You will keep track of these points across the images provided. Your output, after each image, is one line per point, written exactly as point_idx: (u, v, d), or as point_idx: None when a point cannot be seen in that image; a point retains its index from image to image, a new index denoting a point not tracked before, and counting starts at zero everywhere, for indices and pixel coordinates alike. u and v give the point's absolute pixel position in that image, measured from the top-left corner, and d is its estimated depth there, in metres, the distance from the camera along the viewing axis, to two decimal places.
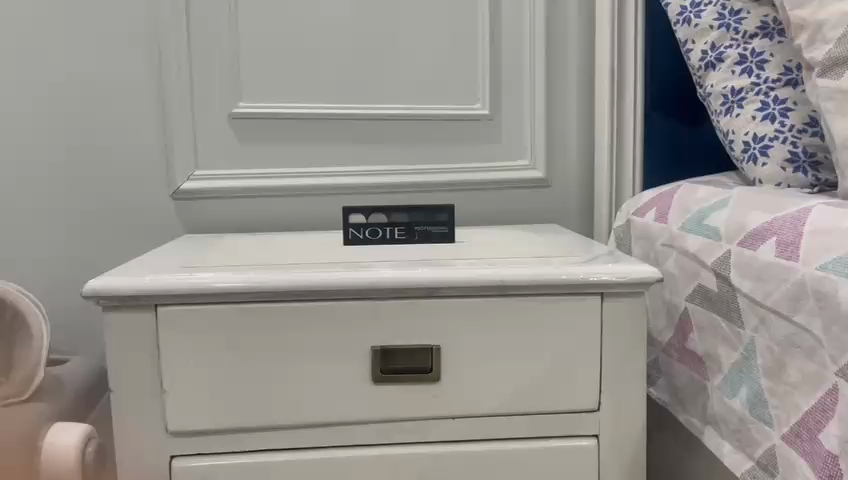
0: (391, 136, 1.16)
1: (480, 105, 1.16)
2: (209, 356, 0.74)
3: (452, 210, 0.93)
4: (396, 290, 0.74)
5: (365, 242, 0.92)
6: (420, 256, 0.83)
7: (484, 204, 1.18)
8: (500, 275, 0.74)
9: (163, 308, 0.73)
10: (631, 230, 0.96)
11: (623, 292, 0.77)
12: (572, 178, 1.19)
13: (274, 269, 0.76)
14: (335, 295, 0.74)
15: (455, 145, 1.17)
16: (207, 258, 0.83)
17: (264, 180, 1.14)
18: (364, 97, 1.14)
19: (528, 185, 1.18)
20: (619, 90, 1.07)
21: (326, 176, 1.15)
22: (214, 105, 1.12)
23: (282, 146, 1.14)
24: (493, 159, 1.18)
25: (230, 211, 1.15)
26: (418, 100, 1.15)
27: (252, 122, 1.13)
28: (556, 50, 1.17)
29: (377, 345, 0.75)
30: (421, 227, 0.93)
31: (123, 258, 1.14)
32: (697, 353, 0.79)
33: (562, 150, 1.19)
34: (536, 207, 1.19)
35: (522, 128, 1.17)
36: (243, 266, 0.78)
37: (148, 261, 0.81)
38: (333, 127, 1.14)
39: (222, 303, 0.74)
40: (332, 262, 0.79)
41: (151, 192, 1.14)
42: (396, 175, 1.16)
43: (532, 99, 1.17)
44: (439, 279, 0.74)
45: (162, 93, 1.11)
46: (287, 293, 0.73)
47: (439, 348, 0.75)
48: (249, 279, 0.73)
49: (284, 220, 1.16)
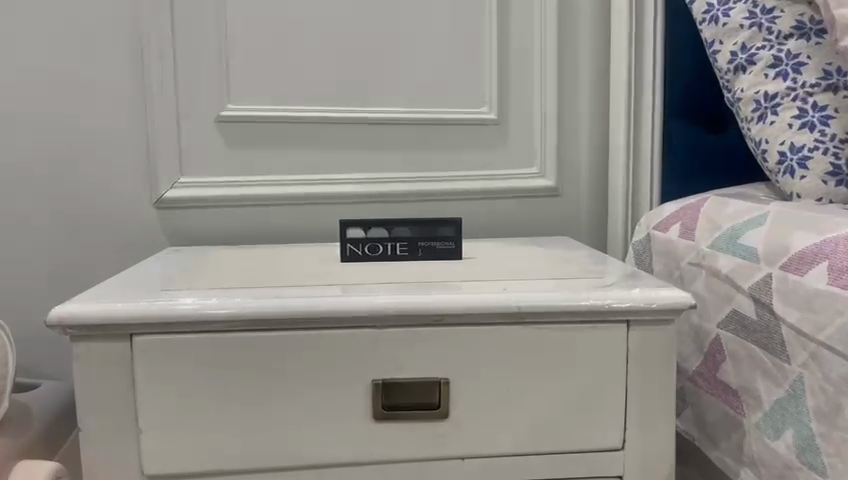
0: (392, 141, 1.08)
1: (487, 108, 1.09)
2: (190, 391, 0.66)
3: (459, 224, 0.85)
4: (400, 317, 0.67)
5: (364, 258, 0.85)
6: (426, 277, 0.75)
7: (490, 214, 1.10)
8: (515, 300, 0.67)
9: (139, 338, 0.65)
10: (652, 245, 0.89)
11: (651, 319, 0.69)
12: (584, 186, 1.12)
13: (263, 293, 0.68)
14: (331, 323, 0.66)
15: (460, 151, 1.09)
16: (189, 279, 0.75)
17: (255, 188, 1.06)
18: (362, 99, 1.07)
19: (539, 193, 1.10)
20: (636, 89, 1.01)
21: (322, 183, 1.07)
22: (201, 107, 1.04)
23: (274, 152, 1.06)
24: (501, 166, 1.10)
25: (217, 222, 1.07)
26: (420, 102, 1.08)
27: (241, 126, 1.05)
28: (568, 49, 1.09)
29: (378, 379, 0.67)
30: (425, 243, 0.85)
31: (102, 271, 1.06)
32: (730, 386, 0.72)
33: (574, 156, 1.11)
34: (546, 218, 1.11)
35: (532, 132, 1.10)
36: (229, 289, 0.70)
37: (122, 283, 0.73)
38: (330, 132, 1.07)
39: (205, 331, 0.66)
40: (328, 285, 0.72)
41: (133, 201, 1.05)
42: (397, 183, 1.08)
43: (543, 102, 1.09)
44: (449, 306, 0.66)
45: (145, 94, 1.03)
46: (279, 321, 0.66)
47: (447, 381, 0.68)
48: (236, 305, 0.65)
49: (278, 231, 1.08)
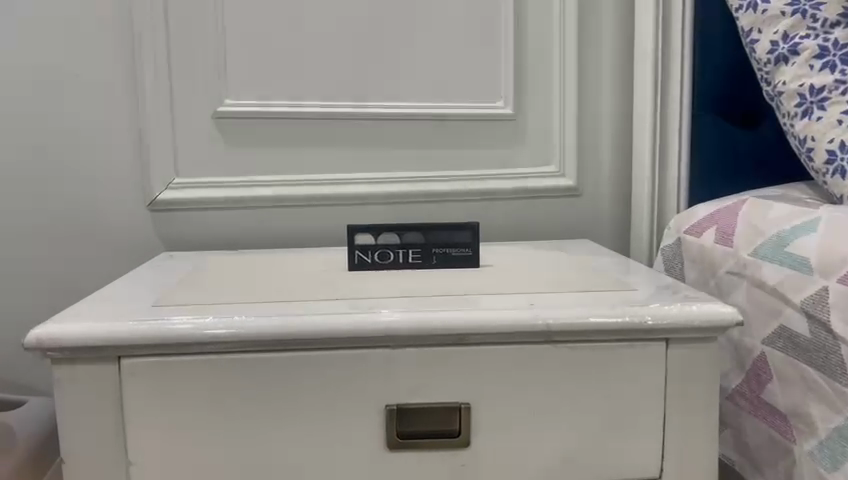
0: (401, 139, 1.01)
1: (503, 103, 1.02)
2: (184, 418, 0.60)
3: (476, 229, 0.79)
4: (416, 337, 0.60)
5: (374, 266, 0.78)
6: (442, 289, 0.69)
7: (507, 216, 1.04)
8: (544, 317, 0.60)
9: (127, 360, 0.59)
10: (683, 251, 0.82)
11: (693, 337, 0.63)
12: (605, 186, 1.05)
13: (264, 310, 0.62)
14: (340, 344, 0.60)
15: (474, 149, 1.03)
16: (183, 292, 0.69)
17: (256, 188, 0.99)
18: (369, 94, 1.00)
19: (557, 193, 1.04)
20: (663, 72, 0.95)
21: (327, 183, 1.01)
22: (197, 103, 0.97)
23: (276, 150, 1.00)
24: (517, 165, 1.03)
25: (215, 225, 1.00)
26: (431, 97, 1.01)
27: (240, 123, 0.98)
28: (589, 39, 1.02)
29: (392, 404, 0.61)
30: (439, 250, 0.79)
31: (93, 278, 1.00)
32: (777, 408, 0.66)
33: (595, 155, 1.04)
34: (565, 220, 1.05)
35: (550, 130, 1.03)
36: (226, 305, 0.64)
37: (109, 298, 0.67)
38: (334, 129, 1.00)
39: (201, 353, 0.59)
40: (335, 300, 0.65)
41: (124, 203, 0.99)
42: (407, 183, 1.02)
43: (562, 96, 1.02)
44: (470, 324, 0.60)
45: (137, 90, 0.96)
46: (282, 342, 0.59)
47: (468, 406, 0.61)
48: (234, 324, 0.59)
49: (279, 235, 1.02)
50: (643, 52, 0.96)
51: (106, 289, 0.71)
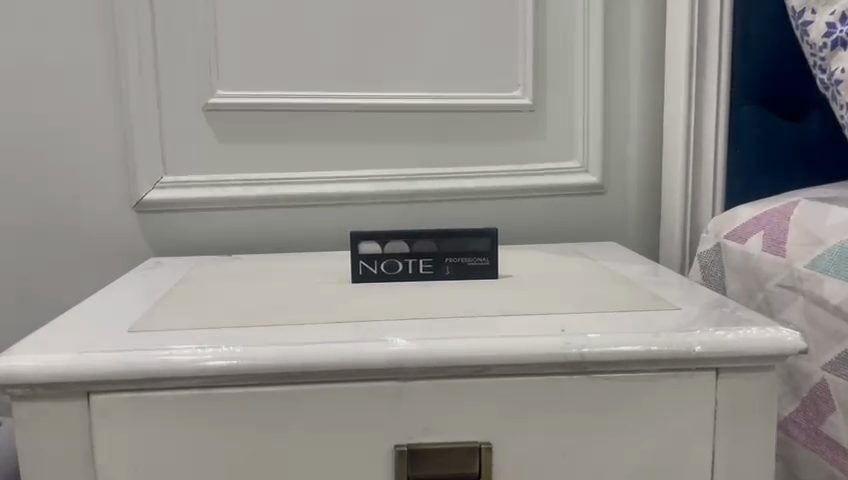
0: (410, 132, 0.93)
1: (520, 92, 0.93)
2: (164, 461, 0.52)
3: (494, 235, 0.70)
4: (429, 368, 0.52)
5: (380, 278, 0.71)
6: (457, 308, 0.61)
7: (526, 216, 0.95)
8: (576, 345, 0.52)
9: (97, 397, 0.51)
10: (724, 258, 0.74)
11: (746, 365, 0.55)
12: (632, 182, 0.96)
13: (255, 337, 0.54)
14: (341, 377, 0.52)
15: (489, 143, 0.94)
16: (164, 313, 0.61)
17: (251, 187, 0.91)
18: (374, 83, 0.91)
19: (580, 191, 0.95)
20: (698, 56, 0.85)
21: (329, 181, 0.92)
22: (187, 93, 0.89)
23: (273, 146, 0.92)
24: (536, 160, 0.95)
25: (208, 227, 0.92)
26: (442, 86, 0.92)
27: (234, 115, 0.90)
28: (617, 22, 0.93)
29: (402, 444, 0.53)
30: (453, 259, 0.71)
31: (76, 284, 0.92)
32: (841, 445, 0.58)
33: (621, 154, 0.96)
34: (588, 221, 0.96)
35: (573, 121, 0.95)
36: (212, 330, 0.56)
37: (80, 323, 0.59)
38: (335, 121, 0.92)
39: (182, 388, 0.52)
40: (336, 323, 0.57)
41: (108, 204, 0.91)
42: (415, 181, 0.93)
43: (587, 85, 0.93)
44: (491, 354, 0.52)
45: (121, 81, 0.88)
46: (274, 374, 0.52)
47: (489, 446, 0.54)
48: (219, 355, 0.51)
49: (277, 237, 0.94)
50: (677, 35, 0.87)
51: (78, 311, 0.63)
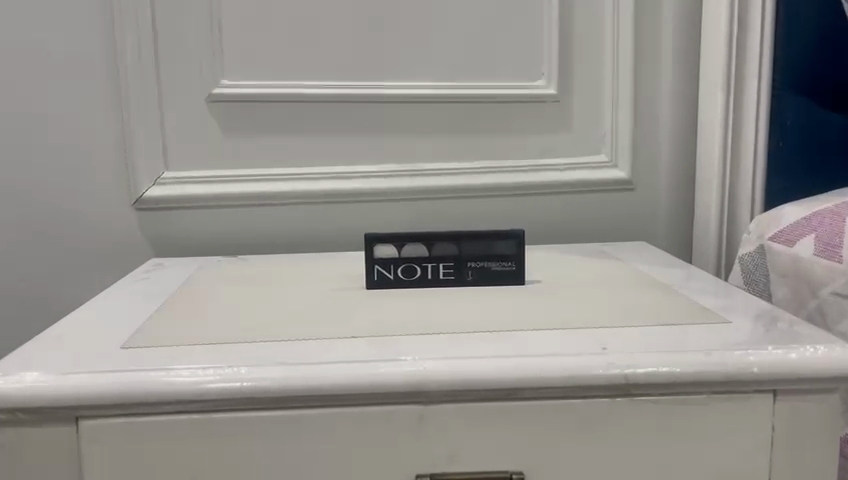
0: (426, 125, 0.87)
1: (545, 82, 0.88)
2: None
3: (521, 238, 0.64)
4: (454, 391, 0.47)
5: (398, 283, 0.66)
6: (483, 321, 0.55)
7: (549, 214, 0.90)
8: (617, 365, 0.47)
9: (86, 423, 0.46)
10: (769, 262, 0.68)
11: (807, 387, 0.49)
12: (664, 178, 0.90)
13: (263, 357, 0.49)
14: (356, 400, 0.47)
15: (510, 136, 0.89)
16: (165, 326, 0.56)
17: (258, 184, 0.86)
18: (387, 73, 0.86)
19: (608, 187, 0.89)
20: (739, 43, 0.80)
21: (340, 177, 0.87)
22: (189, 84, 0.84)
23: (280, 140, 0.86)
24: (560, 154, 0.89)
25: (212, 226, 0.87)
26: (460, 76, 0.87)
27: (239, 107, 0.85)
28: (649, 6, 0.87)
29: (425, 473, 0.48)
30: (476, 263, 0.65)
31: (73, 286, 0.87)
32: None
33: (652, 147, 0.90)
34: (617, 219, 0.91)
35: (602, 113, 0.89)
36: (217, 347, 0.51)
37: (71, 338, 0.54)
38: (347, 113, 0.86)
39: (179, 412, 0.47)
40: (351, 339, 0.52)
41: (106, 202, 0.86)
42: (432, 176, 0.88)
43: (616, 74, 0.87)
44: (524, 376, 0.47)
45: (119, 70, 0.83)
46: (283, 398, 0.46)
47: (521, 476, 0.48)
48: (224, 378, 0.46)
49: (285, 237, 0.88)
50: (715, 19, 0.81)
51: (68, 324, 0.58)
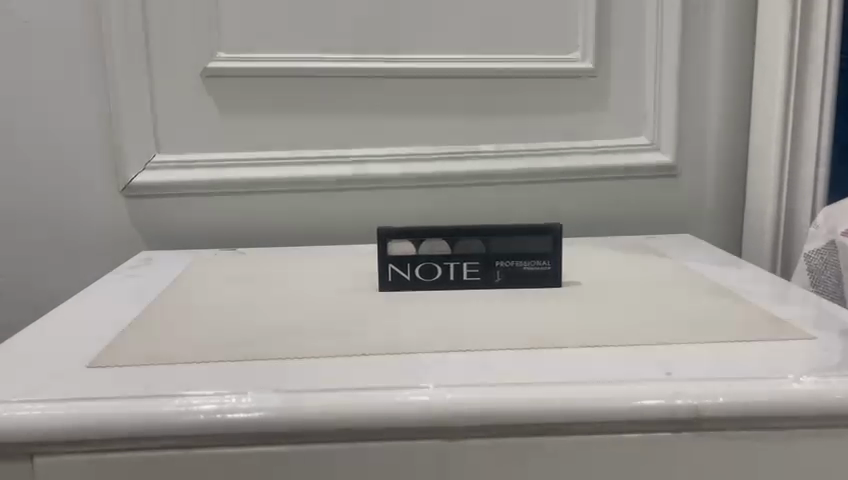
0: (446, 103, 0.79)
1: (580, 56, 0.79)
2: None
3: (557, 235, 0.56)
4: (484, 426, 0.38)
5: (414, 285, 0.57)
6: (518, 337, 0.47)
7: (582, 203, 0.81)
8: (686, 395, 0.39)
9: (41, 460, 0.38)
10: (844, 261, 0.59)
11: None
12: (711, 164, 0.81)
13: (256, 382, 0.41)
14: (363, 436, 0.38)
15: (539, 116, 0.80)
16: (144, 339, 0.48)
17: (259, 168, 0.78)
18: (402, 45, 0.77)
19: (649, 173, 0.80)
20: (804, 9, 0.71)
21: (350, 161, 0.78)
22: (181, 57, 0.76)
23: (284, 119, 0.78)
24: (595, 135, 0.80)
25: (210, 215, 0.79)
26: (484, 48, 0.78)
27: (238, 83, 0.77)
28: None
29: None
30: (505, 262, 0.57)
31: (58, 281, 0.79)
32: None
33: (698, 129, 0.81)
34: (659, 209, 0.82)
35: (642, 91, 0.80)
36: (202, 368, 0.43)
37: (33, 354, 0.46)
38: (358, 90, 0.78)
39: (149, 450, 0.38)
40: (361, 358, 0.44)
41: (92, 188, 0.78)
42: (452, 160, 0.79)
43: (660, 47, 0.78)
44: (572, 407, 0.38)
45: (104, 42, 0.74)
46: (276, 434, 0.38)
47: None
48: (207, 409, 0.38)
49: (290, 227, 0.80)
50: None
51: (31, 335, 0.50)
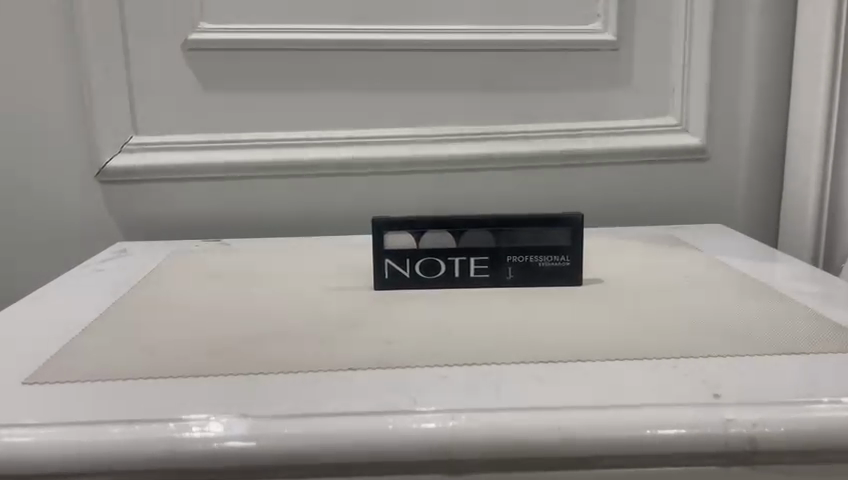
0: (452, 79, 0.72)
1: (601, 26, 0.71)
2: None
3: (578, 227, 0.49)
4: (493, 458, 0.32)
5: (415, 283, 0.51)
6: (533, 346, 0.40)
7: (602, 189, 0.74)
8: (739, 423, 0.32)
9: None
10: None
11: None
12: (744, 147, 0.74)
13: (221, 400, 0.34)
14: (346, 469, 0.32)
15: (555, 94, 0.73)
16: (100, 347, 0.42)
17: (248, 151, 0.71)
18: (405, 15, 0.70)
19: (675, 156, 0.73)
20: None
21: (347, 143, 0.72)
22: (161, 29, 0.69)
23: (274, 97, 0.71)
24: (616, 115, 0.73)
25: (194, 202, 0.72)
26: (494, 19, 0.71)
27: (223, 58, 0.70)
28: None
29: None
30: (518, 258, 0.50)
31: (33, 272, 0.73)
32: None
33: (731, 108, 0.73)
34: (686, 196, 0.75)
35: (670, 65, 0.73)
36: (158, 382, 0.37)
37: None
38: (356, 65, 0.71)
39: None
40: (349, 372, 0.37)
41: (66, 171, 0.71)
42: (459, 142, 0.72)
43: (691, 16, 0.71)
44: (600, 438, 0.31)
45: (75, 11, 0.68)
46: (242, 467, 0.31)
47: None
48: (158, 436, 0.31)
49: (281, 215, 0.73)
50: None
51: None
